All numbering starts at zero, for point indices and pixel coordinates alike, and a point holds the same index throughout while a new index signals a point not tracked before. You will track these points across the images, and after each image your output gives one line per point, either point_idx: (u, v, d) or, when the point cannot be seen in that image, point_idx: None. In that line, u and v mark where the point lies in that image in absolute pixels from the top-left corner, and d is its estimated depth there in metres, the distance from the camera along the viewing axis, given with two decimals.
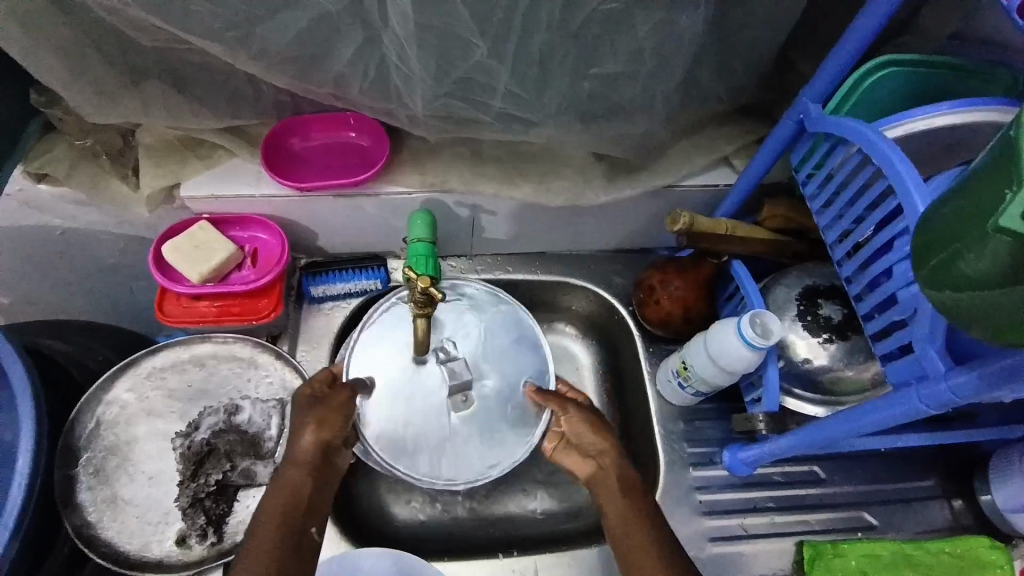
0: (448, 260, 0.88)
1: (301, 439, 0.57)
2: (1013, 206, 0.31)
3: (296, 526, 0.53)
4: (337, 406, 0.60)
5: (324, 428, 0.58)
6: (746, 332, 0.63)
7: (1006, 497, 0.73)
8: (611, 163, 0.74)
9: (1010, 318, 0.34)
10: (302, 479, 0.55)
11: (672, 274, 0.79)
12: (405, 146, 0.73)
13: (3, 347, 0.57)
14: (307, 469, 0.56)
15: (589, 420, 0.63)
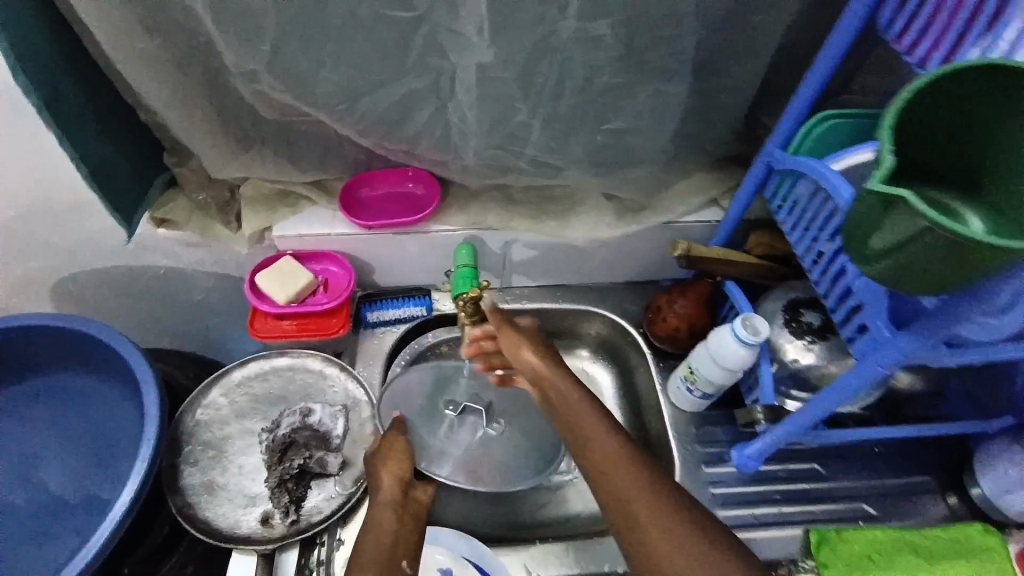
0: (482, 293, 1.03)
1: (382, 478, 0.68)
2: (879, 172, 0.43)
3: (391, 553, 0.61)
4: (398, 448, 0.71)
5: (401, 464, 0.69)
6: (739, 330, 0.75)
7: (991, 483, 0.82)
8: (619, 203, 0.91)
9: (909, 265, 0.44)
10: (387, 513, 0.65)
11: (675, 296, 0.93)
12: (452, 194, 0.90)
13: (143, 365, 0.74)
14: (398, 509, 0.66)
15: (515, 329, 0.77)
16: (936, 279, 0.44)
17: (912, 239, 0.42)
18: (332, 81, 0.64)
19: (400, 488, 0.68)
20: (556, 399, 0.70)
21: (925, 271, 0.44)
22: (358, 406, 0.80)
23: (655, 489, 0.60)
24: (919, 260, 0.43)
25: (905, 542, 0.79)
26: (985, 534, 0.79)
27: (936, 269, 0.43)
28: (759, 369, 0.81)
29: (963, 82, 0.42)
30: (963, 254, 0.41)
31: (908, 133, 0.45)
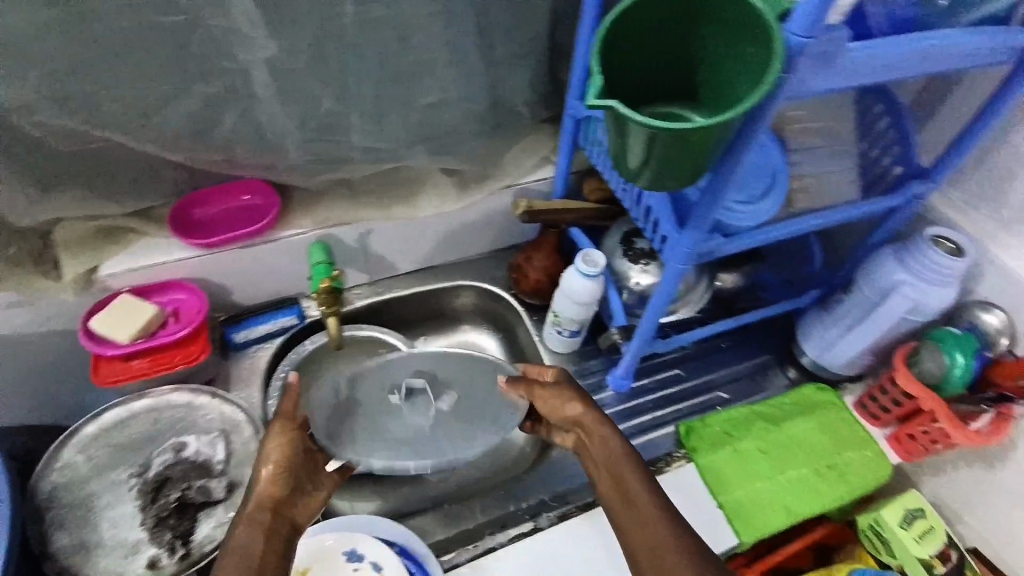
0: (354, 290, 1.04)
1: (261, 479, 0.64)
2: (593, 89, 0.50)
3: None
4: (279, 449, 0.66)
5: (283, 474, 0.65)
6: (580, 266, 0.84)
7: (813, 347, 0.96)
8: (460, 177, 0.96)
9: (647, 163, 0.53)
10: (253, 530, 0.60)
11: (532, 253, 1.00)
12: (294, 199, 0.90)
13: None
14: (249, 525, 0.60)
15: (575, 393, 0.75)
16: (683, 173, 0.53)
17: (648, 148, 0.51)
18: (118, 99, 0.62)
19: (272, 503, 0.62)
20: (595, 444, 0.71)
21: (672, 169, 0.53)
22: (237, 428, 0.78)
23: (658, 496, 0.65)
24: (663, 163, 0.52)
25: (756, 414, 0.92)
26: (828, 396, 0.94)
27: (677, 166, 0.52)
28: (609, 298, 0.92)
29: (652, 4, 0.49)
30: (686, 147, 0.50)
31: (625, 63, 0.53)
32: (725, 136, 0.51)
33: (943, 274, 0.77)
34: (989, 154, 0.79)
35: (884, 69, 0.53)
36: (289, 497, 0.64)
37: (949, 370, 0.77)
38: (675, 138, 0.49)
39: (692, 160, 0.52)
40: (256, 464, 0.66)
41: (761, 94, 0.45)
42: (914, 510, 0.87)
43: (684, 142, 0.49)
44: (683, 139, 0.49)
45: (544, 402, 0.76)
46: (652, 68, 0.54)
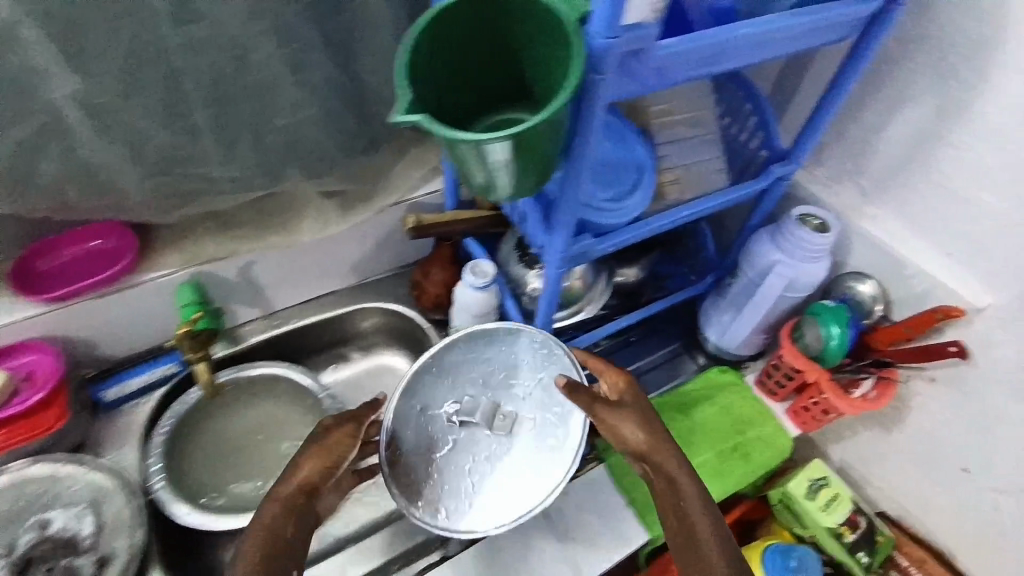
0: (247, 325, 0.99)
1: (300, 472, 0.65)
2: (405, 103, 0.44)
3: (274, 561, 0.58)
4: (317, 452, 0.66)
5: (318, 467, 0.65)
6: (468, 278, 0.82)
7: (713, 332, 0.98)
8: (343, 197, 0.91)
9: (498, 168, 0.48)
10: (281, 520, 0.61)
11: (429, 267, 0.98)
12: (156, 238, 0.83)
13: None
14: (284, 502, 0.62)
15: (640, 413, 0.70)
16: (529, 181, 0.51)
17: (484, 167, 0.48)
18: None
19: (308, 491, 0.64)
20: (656, 477, 0.66)
21: (517, 182, 0.50)
22: (104, 499, 0.74)
23: (722, 525, 0.62)
24: (508, 177, 0.49)
25: (664, 405, 0.93)
26: (732, 378, 0.96)
27: (520, 178, 0.50)
28: (506, 306, 0.91)
29: (444, 17, 0.47)
30: (522, 160, 0.47)
31: (433, 76, 0.49)
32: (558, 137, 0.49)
33: (812, 250, 0.80)
34: (843, 133, 0.82)
35: (708, 56, 0.54)
36: (323, 483, 0.65)
37: (825, 342, 0.81)
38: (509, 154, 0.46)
39: (532, 168, 0.50)
40: (296, 455, 0.67)
41: (575, 75, 0.44)
42: (818, 480, 0.89)
43: (520, 154, 0.46)
44: (518, 154, 0.46)
45: (616, 418, 0.69)
46: (463, 79, 0.52)
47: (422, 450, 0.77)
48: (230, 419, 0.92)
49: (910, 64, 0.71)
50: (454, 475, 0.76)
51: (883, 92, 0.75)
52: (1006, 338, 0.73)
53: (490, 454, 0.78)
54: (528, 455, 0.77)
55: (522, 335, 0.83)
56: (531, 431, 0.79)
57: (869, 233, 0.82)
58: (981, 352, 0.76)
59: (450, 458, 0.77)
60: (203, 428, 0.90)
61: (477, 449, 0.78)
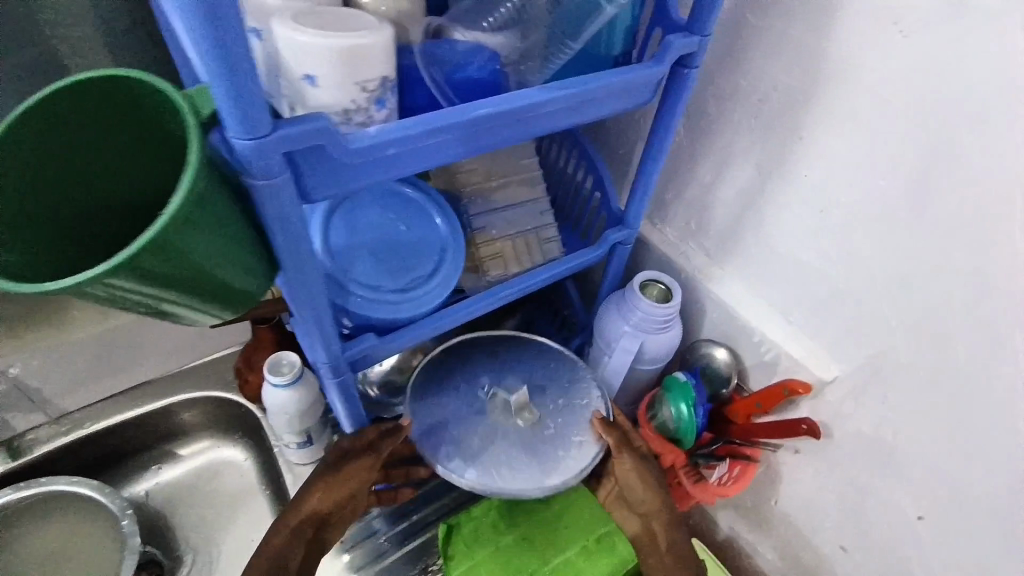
0: (30, 432, 0.84)
1: (308, 501, 0.66)
2: None
3: None
4: (332, 487, 0.66)
5: (331, 494, 0.66)
6: (269, 376, 0.70)
7: None
8: None
9: (136, 299, 0.37)
10: (287, 548, 0.64)
11: (252, 352, 0.85)
12: None
13: None
14: (291, 531, 0.64)
15: (640, 470, 0.72)
16: (224, 300, 0.43)
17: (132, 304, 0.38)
18: None
19: (314, 521, 0.66)
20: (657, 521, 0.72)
21: (200, 305, 0.42)
22: None
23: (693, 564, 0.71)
24: (180, 305, 0.40)
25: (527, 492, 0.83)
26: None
27: (200, 301, 0.41)
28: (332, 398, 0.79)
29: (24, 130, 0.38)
30: (180, 291, 0.38)
31: (34, 203, 0.41)
32: (235, 248, 0.40)
33: (659, 320, 0.73)
34: (684, 189, 0.76)
35: (460, 138, 0.44)
36: (344, 504, 0.67)
37: (678, 420, 0.73)
38: (151, 292, 0.36)
39: (214, 287, 0.41)
40: (317, 474, 0.67)
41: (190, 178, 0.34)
42: None
43: (169, 286, 0.37)
44: (164, 287, 0.37)
45: (623, 471, 0.72)
46: (96, 191, 0.43)
47: (456, 417, 0.73)
48: (18, 547, 0.80)
49: (728, 121, 0.66)
50: (483, 447, 0.70)
51: (710, 150, 0.70)
52: (857, 412, 0.66)
53: (499, 431, 0.71)
54: (532, 449, 0.70)
55: (550, 359, 0.80)
56: (547, 438, 0.71)
57: (718, 296, 0.77)
58: (838, 426, 0.69)
59: (463, 428, 0.72)
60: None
61: (484, 430, 0.72)
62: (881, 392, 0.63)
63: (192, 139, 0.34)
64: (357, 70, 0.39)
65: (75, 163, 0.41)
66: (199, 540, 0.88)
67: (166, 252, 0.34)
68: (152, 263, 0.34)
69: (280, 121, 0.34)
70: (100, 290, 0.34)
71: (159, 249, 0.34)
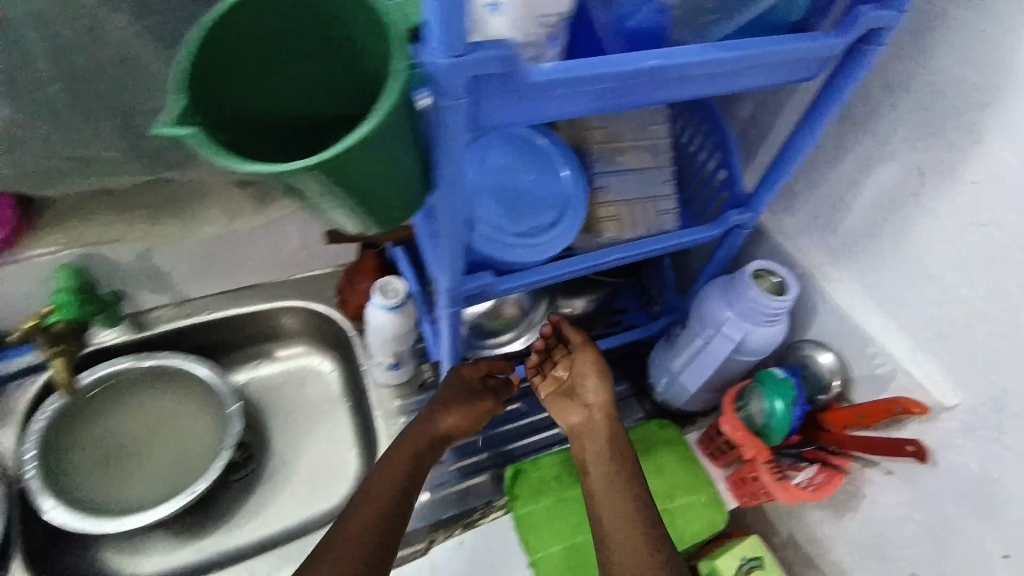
0: (155, 310, 0.91)
1: (445, 421, 0.74)
2: (170, 114, 0.35)
3: (407, 491, 0.68)
4: (462, 413, 0.76)
5: (459, 418, 0.76)
6: (375, 297, 0.75)
7: (657, 379, 0.89)
8: (258, 189, 0.83)
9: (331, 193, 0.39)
10: (410, 463, 0.70)
11: (354, 274, 0.90)
12: (41, 216, 0.75)
13: None
14: (423, 445, 0.72)
15: (602, 373, 0.77)
16: (393, 215, 0.44)
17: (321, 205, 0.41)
18: None
19: (438, 440, 0.74)
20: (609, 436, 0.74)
21: (373, 217, 0.43)
22: None
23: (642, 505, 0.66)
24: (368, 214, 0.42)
25: None
26: (672, 435, 0.86)
27: (378, 211, 0.43)
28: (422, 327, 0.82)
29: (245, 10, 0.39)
30: (371, 195, 0.40)
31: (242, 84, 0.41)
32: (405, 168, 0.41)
33: (767, 314, 0.70)
34: (816, 179, 0.72)
35: (625, 87, 0.44)
36: (462, 431, 0.76)
37: (768, 416, 0.71)
38: (347, 190, 0.38)
39: (388, 202, 0.43)
40: (453, 397, 0.76)
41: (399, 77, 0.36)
42: (749, 561, 0.81)
43: (354, 194, 0.39)
44: (347, 193, 0.39)
45: (579, 366, 0.77)
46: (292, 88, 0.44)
47: None
48: (120, 413, 0.86)
49: (894, 112, 0.60)
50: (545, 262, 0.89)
51: (863, 141, 0.64)
52: (968, 446, 0.61)
53: None
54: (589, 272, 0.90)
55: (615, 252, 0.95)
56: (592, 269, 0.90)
57: (832, 300, 0.72)
58: (939, 459, 0.64)
59: None
60: (92, 420, 0.85)
61: None
62: (1008, 431, 0.58)
63: (399, 48, 0.36)
64: (537, 3, 0.38)
65: (264, 51, 0.41)
66: (284, 436, 0.97)
67: (372, 154, 0.37)
68: (360, 162, 0.37)
69: (474, 44, 0.36)
70: (314, 181, 0.36)
71: (368, 150, 0.36)
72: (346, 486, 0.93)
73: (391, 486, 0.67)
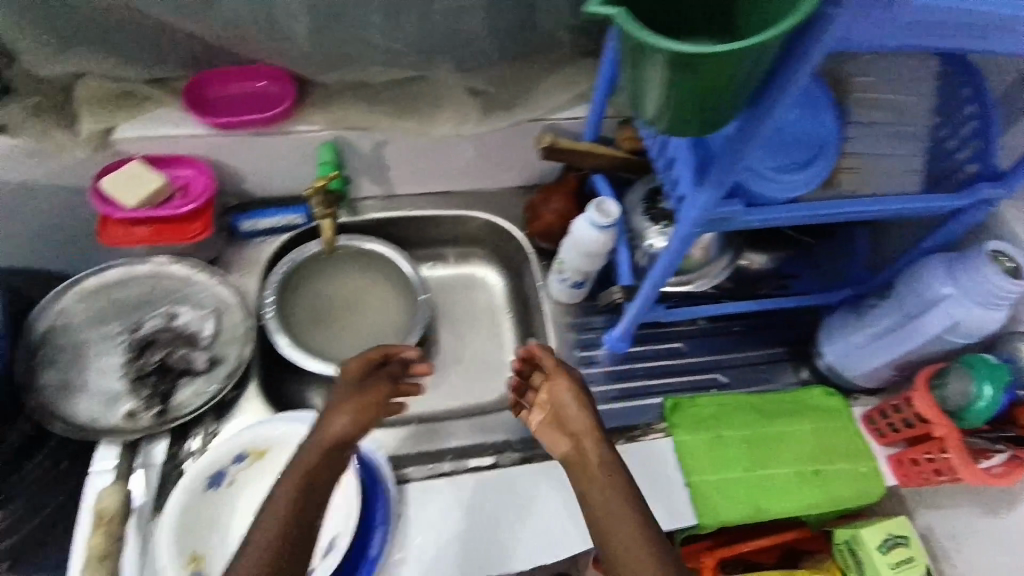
0: (366, 200, 1.02)
1: (331, 426, 0.64)
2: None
3: (308, 494, 0.59)
4: (341, 417, 0.65)
5: (349, 418, 0.65)
6: (589, 214, 0.79)
7: (833, 348, 0.89)
8: (486, 100, 0.89)
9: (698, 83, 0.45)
10: (326, 457, 0.62)
11: (550, 195, 0.96)
12: (311, 93, 0.85)
13: None
14: (333, 447, 0.63)
15: (576, 395, 0.69)
16: (717, 120, 0.50)
17: (650, 88, 0.48)
18: None
19: (338, 444, 0.63)
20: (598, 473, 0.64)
21: (705, 115, 0.49)
22: (226, 311, 0.81)
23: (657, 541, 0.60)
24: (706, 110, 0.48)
25: (754, 404, 0.87)
26: (836, 403, 0.87)
27: (712, 111, 0.48)
28: (617, 253, 0.87)
29: None
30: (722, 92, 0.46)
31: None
32: (729, 102, 0.48)
33: (999, 296, 0.68)
34: None
35: None
36: (351, 439, 0.65)
37: (973, 400, 0.71)
38: (714, 79, 0.45)
39: (693, 118, 0.49)
40: (337, 404, 0.67)
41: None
42: (897, 536, 0.83)
43: (682, 93, 0.46)
44: (681, 89, 0.46)
45: (553, 392, 0.70)
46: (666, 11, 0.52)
47: None
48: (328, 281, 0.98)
49: None
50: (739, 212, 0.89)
51: None
52: None
53: None
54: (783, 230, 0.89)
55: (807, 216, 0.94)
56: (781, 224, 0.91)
57: None
58: None
59: None
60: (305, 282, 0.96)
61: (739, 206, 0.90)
62: None
63: None
64: None
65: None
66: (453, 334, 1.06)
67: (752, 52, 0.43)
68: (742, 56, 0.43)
69: None
70: (700, 64, 0.43)
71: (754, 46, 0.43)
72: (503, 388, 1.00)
73: (333, 469, 0.62)
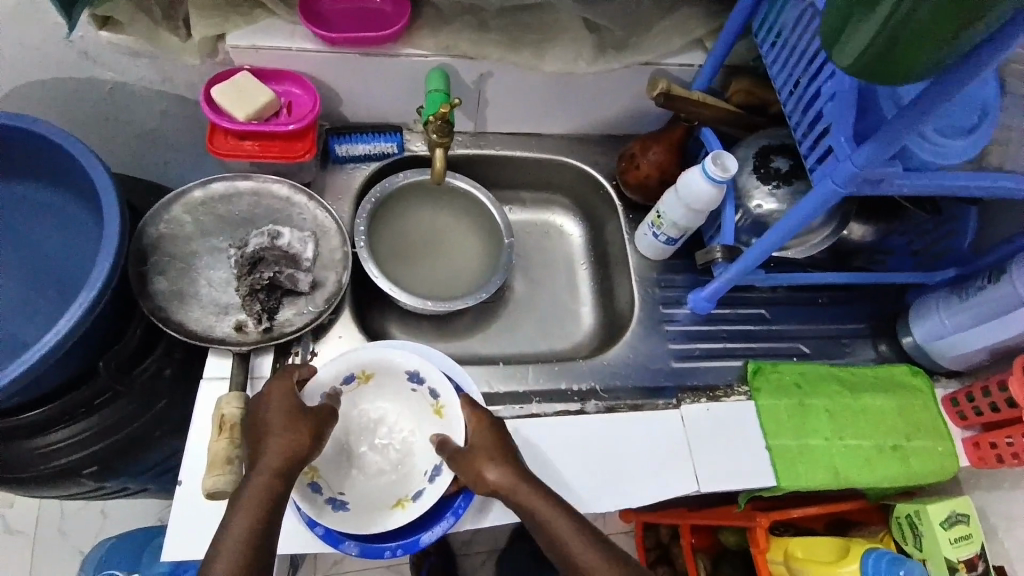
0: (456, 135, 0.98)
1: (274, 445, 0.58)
2: None
3: (273, 513, 0.56)
4: (282, 443, 0.58)
5: (288, 434, 0.59)
6: (708, 166, 0.76)
7: (926, 328, 0.88)
8: (600, 37, 0.85)
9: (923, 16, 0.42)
10: (275, 482, 0.57)
11: (650, 144, 0.92)
12: (422, 15, 0.81)
13: (95, 163, 0.70)
14: (278, 470, 0.57)
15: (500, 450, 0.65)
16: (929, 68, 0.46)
17: (868, 23, 0.45)
18: None
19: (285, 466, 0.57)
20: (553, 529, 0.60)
21: (917, 59, 0.45)
22: (325, 235, 0.81)
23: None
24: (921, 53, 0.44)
25: (838, 376, 0.87)
26: (920, 381, 0.88)
27: (928, 56, 0.44)
28: (722, 210, 0.84)
29: None
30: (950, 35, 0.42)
31: None
32: (944, 51, 0.44)
33: None
34: None
35: None
36: (299, 459, 0.59)
37: None
38: (942, 15, 0.41)
39: (896, 59, 0.46)
40: (263, 431, 0.59)
41: None
42: (960, 513, 0.84)
43: (902, 34, 0.44)
44: (900, 22, 0.43)
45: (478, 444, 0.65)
46: None
47: None
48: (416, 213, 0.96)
49: None
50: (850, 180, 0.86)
51: None
52: None
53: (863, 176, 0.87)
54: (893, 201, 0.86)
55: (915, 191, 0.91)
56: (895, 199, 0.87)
57: None
58: None
59: None
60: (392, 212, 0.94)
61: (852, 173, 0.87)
62: None
63: None
64: None
65: None
66: None
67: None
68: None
69: None
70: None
71: None
72: (581, 334, 0.99)
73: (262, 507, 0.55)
